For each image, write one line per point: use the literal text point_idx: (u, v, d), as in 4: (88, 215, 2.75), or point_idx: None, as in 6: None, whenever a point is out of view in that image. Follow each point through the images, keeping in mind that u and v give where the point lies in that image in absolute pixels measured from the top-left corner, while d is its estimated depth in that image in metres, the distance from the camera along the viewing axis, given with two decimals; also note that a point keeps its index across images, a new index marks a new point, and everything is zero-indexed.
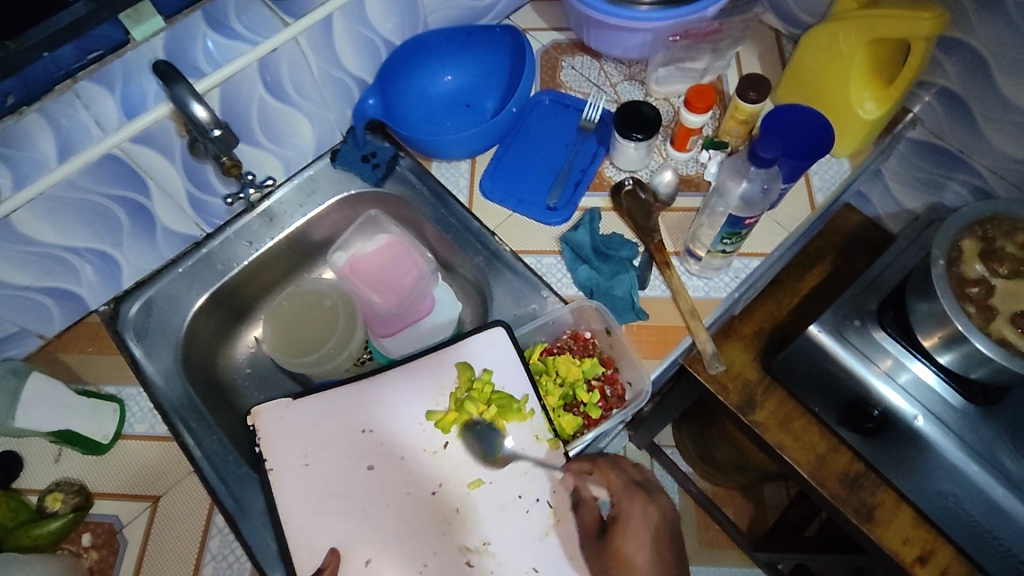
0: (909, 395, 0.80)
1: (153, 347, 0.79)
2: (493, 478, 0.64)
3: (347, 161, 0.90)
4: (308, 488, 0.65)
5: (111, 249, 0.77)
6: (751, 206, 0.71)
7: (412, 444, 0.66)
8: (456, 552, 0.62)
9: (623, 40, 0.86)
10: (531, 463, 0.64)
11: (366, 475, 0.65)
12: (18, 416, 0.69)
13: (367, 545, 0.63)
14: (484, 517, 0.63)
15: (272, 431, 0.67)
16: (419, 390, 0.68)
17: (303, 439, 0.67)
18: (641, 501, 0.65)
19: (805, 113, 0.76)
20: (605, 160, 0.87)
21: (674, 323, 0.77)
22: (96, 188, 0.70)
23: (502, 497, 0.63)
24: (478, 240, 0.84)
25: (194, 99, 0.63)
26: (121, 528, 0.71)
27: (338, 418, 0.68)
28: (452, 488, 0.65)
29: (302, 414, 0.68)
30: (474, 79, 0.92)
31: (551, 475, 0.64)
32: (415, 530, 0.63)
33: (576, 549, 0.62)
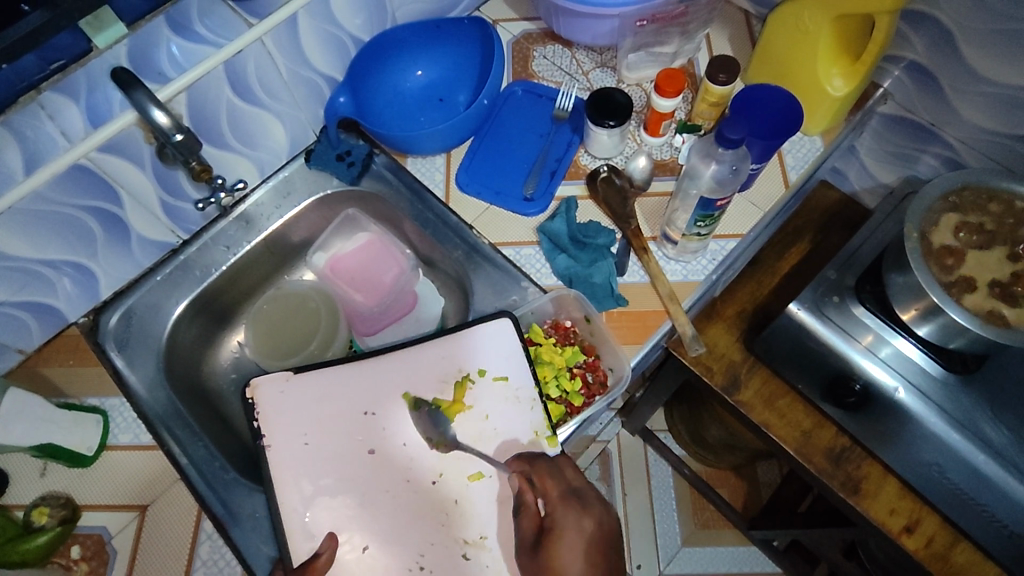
0: (890, 368, 0.81)
1: (134, 356, 0.79)
2: (493, 471, 0.64)
3: (322, 161, 0.89)
4: (300, 468, 0.65)
5: (86, 261, 0.77)
6: (723, 187, 0.72)
7: (413, 431, 0.66)
8: (454, 544, 0.62)
9: (592, 27, 0.86)
10: (531, 460, 0.64)
11: (366, 459, 0.65)
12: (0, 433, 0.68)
13: (363, 533, 0.63)
14: (481, 510, 0.63)
15: (270, 406, 0.67)
16: (422, 377, 0.68)
17: (301, 417, 0.67)
18: (570, 510, 0.58)
19: (768, 89, 0.77)
20: (580, 148, 0.87)
21: (654, 307, 0.77)
22: (66, 198, 0.69)
23: (501, 492, 0.63)
24: (456, 234, 0.85)
25: (153, 104, 0.63)
26: (110, 538, 0.71)
27: (338, 401, 0.68)
28: (452, 478, 0.64)
29: (302, 391, 0.68)
30: (446, 72, 0.92)
31: (547, 472, 0.63)
32: (415, 522, 0.63)
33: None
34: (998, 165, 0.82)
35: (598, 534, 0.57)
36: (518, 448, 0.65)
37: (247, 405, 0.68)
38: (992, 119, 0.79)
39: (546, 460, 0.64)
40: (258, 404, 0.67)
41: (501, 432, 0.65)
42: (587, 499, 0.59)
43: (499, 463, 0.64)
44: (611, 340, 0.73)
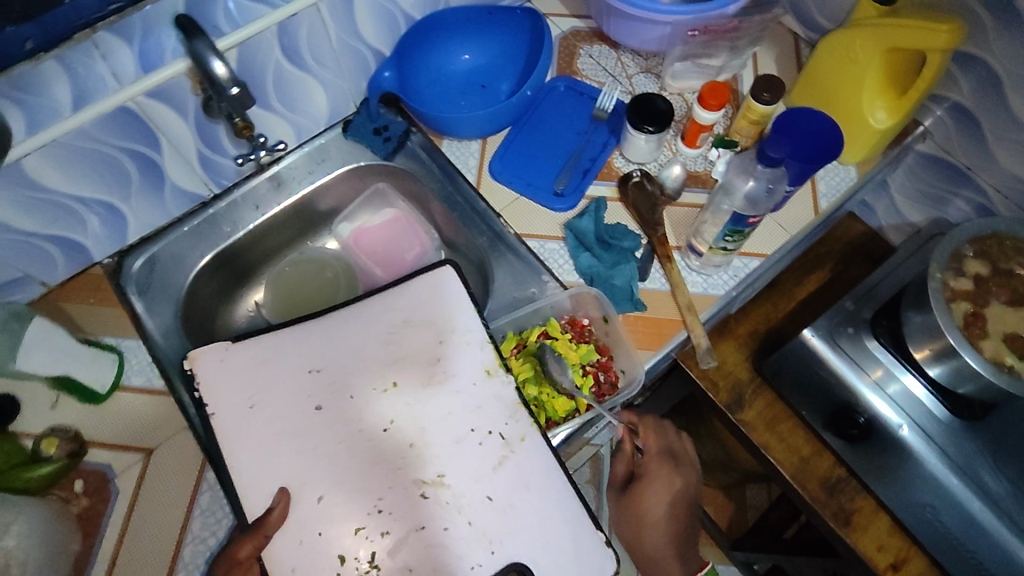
0: (895, 402, 0.82)
1: (154, 302, 0.80)
2: (448, 411, 0.62)
3: (359, 133, 0.90)
4: (250, 430, 0.61)
5: (119, 202, 0.77)
6: (755, 206, 0.71)
7: (361, 380, 0.63)
8: (411, 485, 0.59)
9: (642, 30, 0.86)
10: (484, 397, 0.63)
11: (315, 415, 0.61)
12: (17, 360, 0.68)
13: (319, 482, 0.59)
14: (439, 450, 0.60)
15: (210, 373, 0.63)
16: (368, 330, 0.65)
17: (243, 382, 0.63)
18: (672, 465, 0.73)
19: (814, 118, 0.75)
20: (615, 151, 0.87)
21: (670, 315, 0.77)
22: (106, 137, 0.70)
23: (456, 431, 0.61)
24: (483, 221, 0.85)
25: (214, 56, 0.64)
26: (113, 476, 0.70)
27: (278, 359, 0.64)
28: (404, 424, 0.61)
29: (240, 355, 0.64)
30: (492, 59, 0.93)
31: (505, 407, 0.62)
32: (371, 467, 0.59)
33: (532, 478, 0.60)
34: None
35: (670, 499, 0.72)
36: (491, 401, 0.63)
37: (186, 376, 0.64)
38: None
39: (502, 397, 0.63)
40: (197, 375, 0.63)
41: (452, 374, 0.63)
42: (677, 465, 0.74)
43: (445, 412, 0.62)
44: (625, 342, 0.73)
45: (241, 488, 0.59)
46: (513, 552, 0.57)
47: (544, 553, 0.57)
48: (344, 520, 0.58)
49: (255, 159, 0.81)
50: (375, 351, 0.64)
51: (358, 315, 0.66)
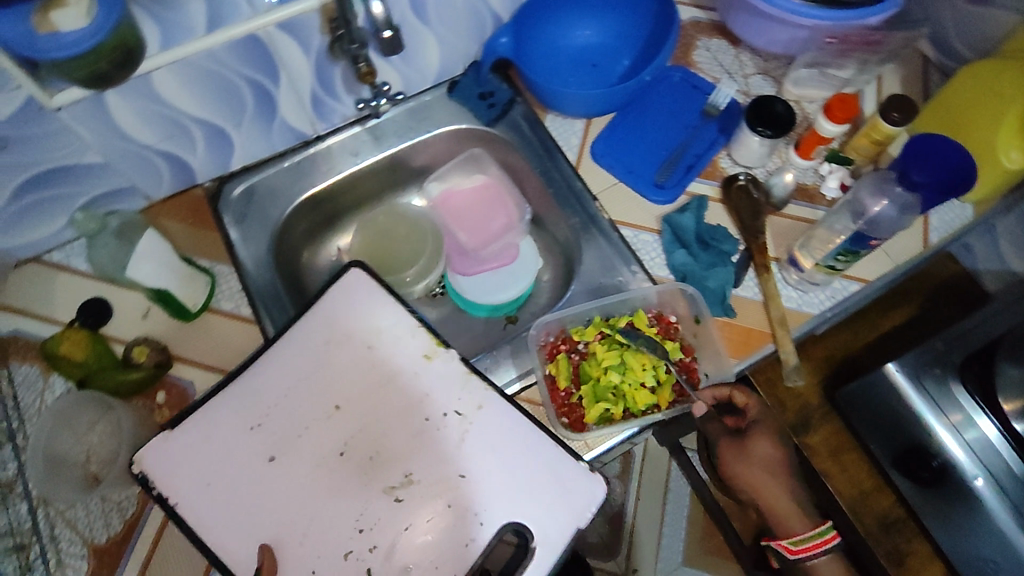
0: (971, 450, 0.80)
1: (249, 231, 0.82)
2: (395, 411, 0.60)
3: (464, 95, 0.90)
4: (216, 506, 0.57)
5: (230, 128, 0.78)
6: (877, 229, 0.71)
7: (304, 412, 0.60)
8: (381, 491, 0.57)
9: (770, 31, 0.84)
10: (424, 385, 0.60)
11: (270, 465, 0.58)
12: (128, 268, 0.70)
13: (298, 523, 0.56)
14: (398, 449, 0.58)
15: (160, 470, 0.58)
16: (297, 365, 0.61)
17: (195, 467, 0.58)
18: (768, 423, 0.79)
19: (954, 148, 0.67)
20: (723, 150, 0.85)
21: (760, 327, 0.75)
22: (234, 63, 0.70)
23: (411, 426, 0.59)
24: (578, 201, 0.84)
25: None
26: (194, 393, 0.72)
27: (221, 421, 0.60)
28: (358, 442, 0.58)
29: (188, 437, 0.59)
30: (608, 39, 0.90)
31: (450, 382, 0.60)
32: (339, 489, 0.57)
33: (495, 441, 0.58)
34: None
35: (772, 450, 0.79)
36: (439, 384, 0.60)
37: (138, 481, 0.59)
38: None
39: (446, 374, 0.60)
40: (149, 472, 0.58)
41: (390, 376, 0.61)
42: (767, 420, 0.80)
43: (396, 393, 0.60)
44: (718, 346, 0.72)
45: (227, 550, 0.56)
46: (505, 515, 0.55)
47: (546, 519, 0.55)
48: (331, 548, 0.55)
49: (373, 106, 0.85)
50: (303, 386, 0.61)
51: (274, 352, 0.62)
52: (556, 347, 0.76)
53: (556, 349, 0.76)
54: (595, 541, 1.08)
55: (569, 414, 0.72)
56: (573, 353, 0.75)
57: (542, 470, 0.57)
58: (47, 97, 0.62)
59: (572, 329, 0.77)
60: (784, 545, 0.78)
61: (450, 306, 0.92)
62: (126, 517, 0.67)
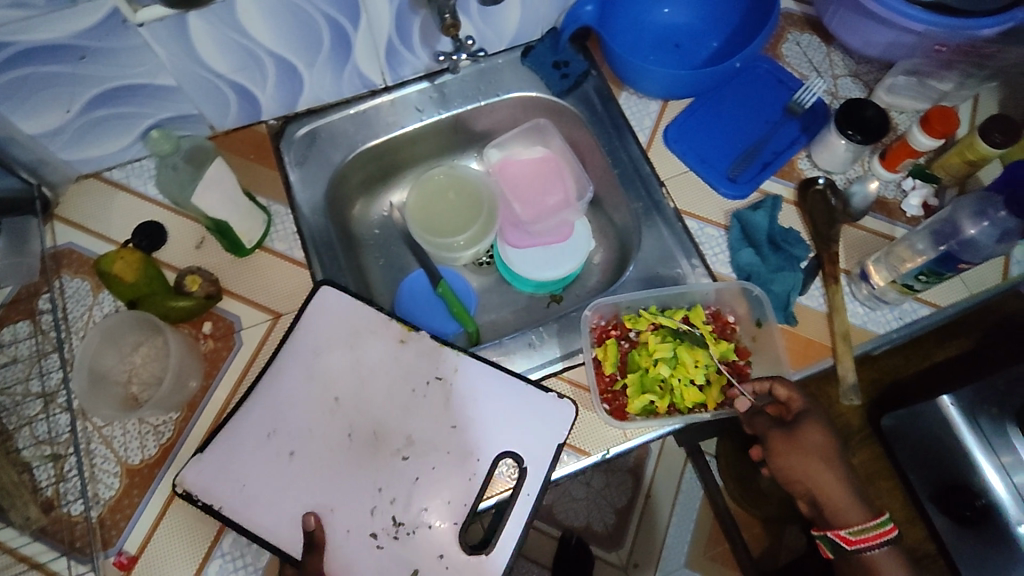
0: (1018, 493, 0.77)
1: (308, 175, 0.81)
2: (385, 386, 0.68)
3: (538, 62, 0.87)
4: (255, 510, 0.63)
5: (302, 68, 0.77)
6: (969, 251, 0.66)
7: (309, 394, 0.67)
8: (391, 455, 0.65)
9: (870, 32, 0.80)
10: (406, 358, 0.69)
11: (293, 460, 0.65)
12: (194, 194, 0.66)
13: (331, 494, 0.64)
14: (396, 417, 0.67)
15: (202, 483, 0.63)
16: (292, 355, 0.69)
17: (229, 481, 0.64)
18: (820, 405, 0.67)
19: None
20: (802, 151, 0.81)
21: (821, 339, 0.72)
22: (318, 0, 0.68)
23: (402, 397, 0.67)
24: (644, 186, 0.81)
25: None
26: (239, 329, 0.72)
27: (237, 440, 0.65)
28: (361, 413, 0.67)
29: (215, 459, 0.64)
30: (694, 20, 0.85)
31: (424, 352, 0.69)
32: (354, 458, 0.65)
33: (476, 395, 0.67)
34: None
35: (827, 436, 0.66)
36: (419, 357, 0.69)
37: (183, 500, 0.63)
38: None
39: (421, 347, 0.69)
40: (194, 491, 0.63)
41: (370, 360, 0.69)
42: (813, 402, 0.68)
43: (383, 367, 0.68)
44: (778, 354, 0.70)
45: (272, 534, 0.62)
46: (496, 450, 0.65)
47: (532, 442, 0.65)
48: (358, 513, 0.63)
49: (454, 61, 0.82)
50: (300, 369, 0.68)
51: (269, 373, 0.68)
52: (607, 331, 0.74)
53: (606, 333, 0.74)
54: (598, 530, 1.00)
55: (612, 401, 0.71)
56: (624, 339, 0.74)
57: (523, 412, 0.66)
58: (131, 11, 0.61)
59: (625, 316, 0.75)
60: (840, 535, 0.64)
61: (496, 277, 0.91)
62: (161, 441, 0.67)
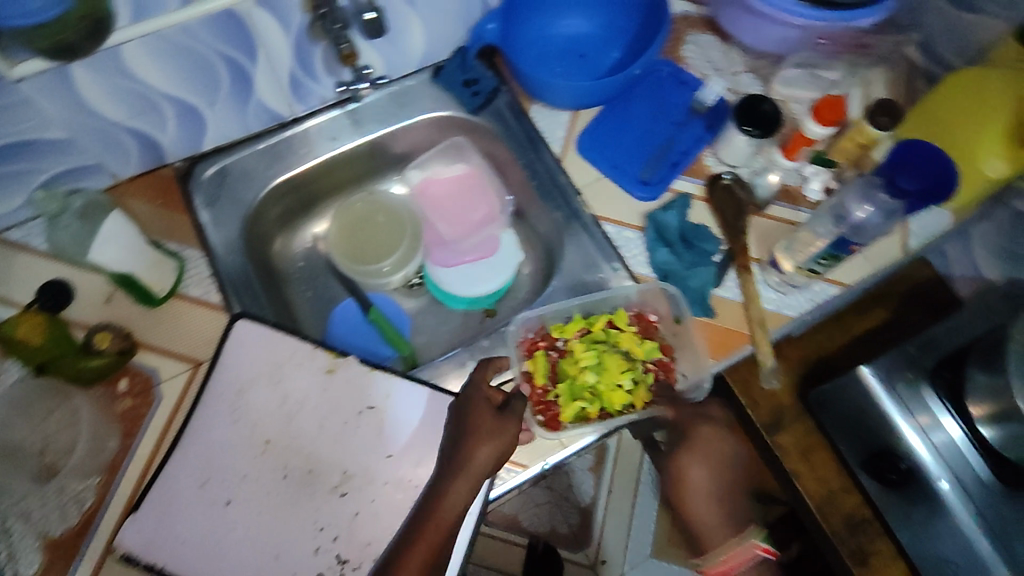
0: (937, 452, 0.82)
1: (221, 214, 0.79)
2: (315, 422, 0.67)
3: (448, 81, 0.87)
4: (196, 563, 0.61)
5: (203, 107, 0.75)
6: (861, 234, 0.72)
7: (242, 438, 0.66)
8: (329, 491, 0.64)
9: (762, 30, 0.84)
10: (336, 392, 0.67)
11: (231, 507, 0.63)
12: (92, 249, 0.67)
13: (273, 537, 0.63)
14: (330, 452, 0.66)
15: (141, 544, 0.61)
16: (219, 400, 0.67)
17: (166, 539, 0.62)
18: (707, 430, 0.76)
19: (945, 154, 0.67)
20: (708, 148, 0.84)
21: (740, 328, 0.75)
22: (209, 39, 0.66)
23: (335, 430, 0.66)
24: (561, 196, 0.83)
25: None
26: (158, 382, 0.69)
27: (170, 495, 0.63)
28: (294, 453, 0.66)
29: (149, 517, 0.62)
30: (596, 30, 0.88)
31: (353, 384, 0.68)
32: (292, 499, 0.64)
33: (409, 420, 0.66)
34: None
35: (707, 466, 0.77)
36: (348, 387, 0.68)
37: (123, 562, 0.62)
38: None
39: (350, 377, 0.68)
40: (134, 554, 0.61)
41: (298, 399, 0.67)
42: (708, 433, 0.77)
43: (312, 403, 0.67)
44: (696, 347, 0.73)
45: None
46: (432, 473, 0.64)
47: None
48: (300, 554, 0.62)
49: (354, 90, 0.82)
50: (228, 412, 0.66)
51: (196, 426, 0.66)
52: (535, 343, 0.76)
53: (534, 346, 0.76)
54: (563, 532, 1.06)
55: (545, 412, 0.72)
56: (551, 350, 0.75)
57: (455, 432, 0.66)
58: (7, 66, 0.58)
59: (552, 326, 0.77)
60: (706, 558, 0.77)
61: (428, 297, 0.91)
62: (84, 509, 0.64)
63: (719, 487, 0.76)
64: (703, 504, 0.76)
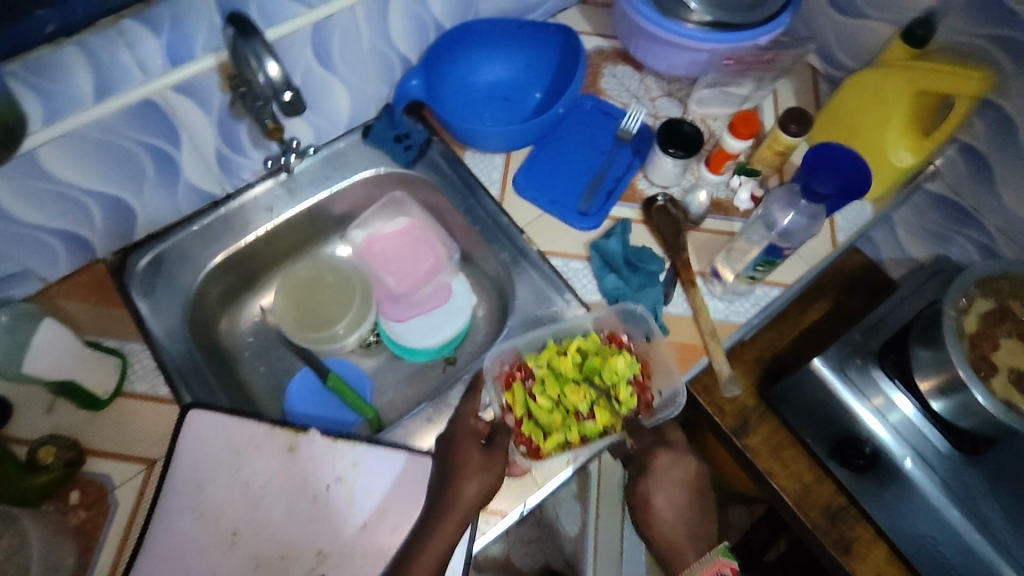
0: (896, 430, 0.85)
1: (160, 304, 0.77)
2: (283, 505, 0.64)
3: (379, 139, 0.87)
4: None
5: (130, 198, 0.73)
6: (789, 238, 0.75)
7: (207, 533, 0.63)
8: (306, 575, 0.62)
9: (672, 56, 0.87)
10: (301, 469, 0.66)
11: None
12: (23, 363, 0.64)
13: None
14: (303, 534, 0.63)
15: None
16: (179, 497, 0.64)
17: None
18: (667, 458, 0.72)
19: (849, 153, 0.73)
20: (639, 172, 0.87)
21: (693, 342, 0.77)
22: (127, 130, 0.66)
23: (304, 509, 0.64)
24: (505, 236, 0.84)
25: (270, 56, 0.57)
26: (112, 488, 0.66)
27: None
28: (264, 540, 0.63)
29: None
30: (518, 73, 0.90)
31: (318, 458, 0.66)
32: None
33: (377, 488, 0.65)
34: None
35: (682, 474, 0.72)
36: (313, 462, 0.66)
37: None
38: None
39: (314, 451, 0.66)
40: None
41: (260, 483, 0.65)
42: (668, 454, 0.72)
43: (277, 485, 0.65)
44: (667, 362, 0.74)
45: None
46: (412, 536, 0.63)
47: None
48: None
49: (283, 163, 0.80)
50: (189, 508, 0.64)
51: (156, 528, 0.62)
52: (512, 375, 0.74)
53: (511, 377, 0.73)
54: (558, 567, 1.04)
55: (527, 442, 0.70)
56: (528, 379, 0.73)
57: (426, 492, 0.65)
58: None
59: (526, 355, 0.75)
60: None
61: (386, 355, 0.90)
62: None
63: (683, 515, 0.71)
64: (671, 526, 0.71)
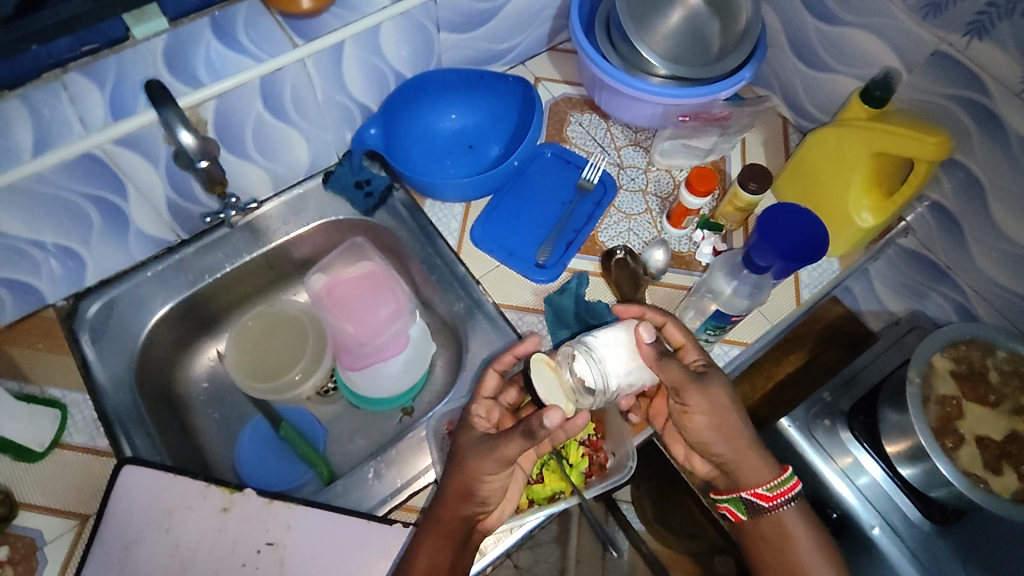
0: (864, 497, 0.82)
1: (108, 351, 0.77)
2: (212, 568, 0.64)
3: (340, 184, 0.86)
4: None
5: (78, 246, 0.74)
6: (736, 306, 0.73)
7: None
8: None
9: (633, 108, 0.87)
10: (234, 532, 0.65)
11: None
12: None
13: None
14: None
15: None
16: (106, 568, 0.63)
17: None
18: (696, 394, 0.62)
19: (804, 219, 0.70)
20: (600, 223, 0.85)
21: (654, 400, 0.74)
22: (70, 185, 0.67)
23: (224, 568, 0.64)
24: (461, 286, 0.83)
25: (182, 125, 0.57)
26: (42, 544, 0.67)
27: None
28: None
29: None
30: (481, 121, 0.92)
31: (250, 516, 0.65)
32: None
33: (319, 550, 0.64)
34: (1007, 321, 0.83)
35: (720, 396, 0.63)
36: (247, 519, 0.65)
37: None
38: (1007, 276, 0.80)
39: (248, 511, 0.65)
40: None
41: (189, 550, 0.64)
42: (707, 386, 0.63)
43: (205, 548, 0.64)
44: (620, 428, 0.72)
45: None
46: None
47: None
48: None
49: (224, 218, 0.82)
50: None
51: None
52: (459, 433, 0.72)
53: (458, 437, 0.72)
54: None
55: None
56: None
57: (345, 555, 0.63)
58: None
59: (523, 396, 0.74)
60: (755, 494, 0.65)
61: (342, 402, 0.88)
62: None
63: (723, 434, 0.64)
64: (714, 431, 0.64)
